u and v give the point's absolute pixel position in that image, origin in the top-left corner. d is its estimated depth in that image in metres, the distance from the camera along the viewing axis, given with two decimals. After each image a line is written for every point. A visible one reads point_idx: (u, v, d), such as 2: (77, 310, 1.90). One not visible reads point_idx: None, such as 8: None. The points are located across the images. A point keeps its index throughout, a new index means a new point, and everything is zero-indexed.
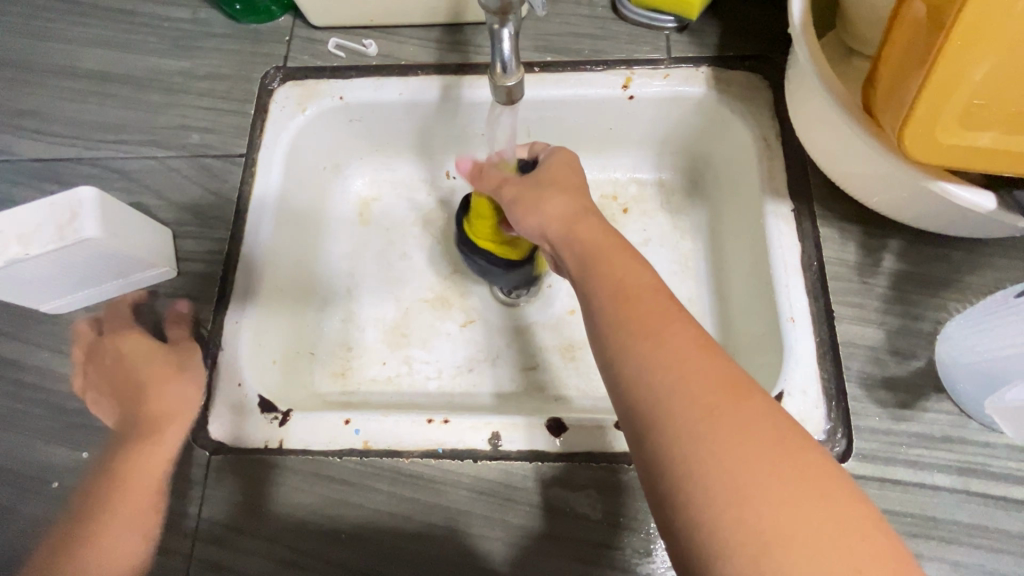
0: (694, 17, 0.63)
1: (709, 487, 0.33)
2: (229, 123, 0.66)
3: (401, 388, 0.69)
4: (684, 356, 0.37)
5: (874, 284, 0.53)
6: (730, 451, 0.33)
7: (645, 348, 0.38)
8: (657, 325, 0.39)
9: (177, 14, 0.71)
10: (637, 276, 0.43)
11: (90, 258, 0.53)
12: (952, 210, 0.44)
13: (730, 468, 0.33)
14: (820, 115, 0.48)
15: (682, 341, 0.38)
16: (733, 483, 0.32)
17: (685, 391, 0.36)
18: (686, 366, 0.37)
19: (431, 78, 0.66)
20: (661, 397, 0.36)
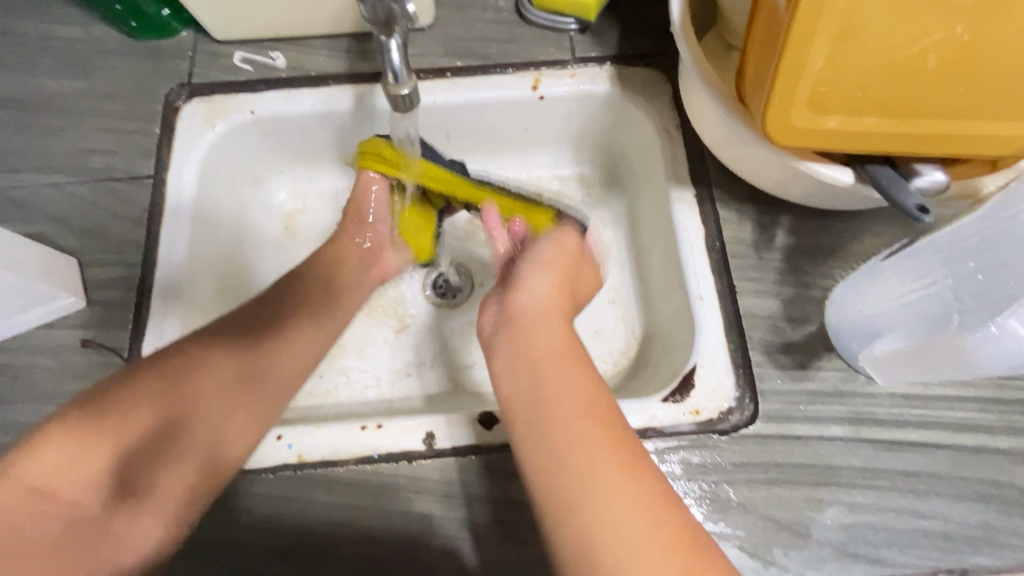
0: (593, 18, 0.66)
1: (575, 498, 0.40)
2: (133, 144, 0.64)
3: (340, 399, 0.69)
4: (558, 367, 0.46)
5: (770, 259, 0.57)
6: (576, 452, 0.41)
7: (536, 381, 0.45)
8: (533, 337, 0.49)
9: (66, 33, 0.68)
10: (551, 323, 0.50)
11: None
12: (824, 186, 0.48)
13: (585, 480, 0.40)
14: (707, 107, 0.52)
15: (552, 350, 0.47)
16: (592, 500, 0.39)
17: (555, 398, 0.44)
18: (565, 400, 0.44)
19: (343, 87, 0.66)
20: (539, 412, 0.44)
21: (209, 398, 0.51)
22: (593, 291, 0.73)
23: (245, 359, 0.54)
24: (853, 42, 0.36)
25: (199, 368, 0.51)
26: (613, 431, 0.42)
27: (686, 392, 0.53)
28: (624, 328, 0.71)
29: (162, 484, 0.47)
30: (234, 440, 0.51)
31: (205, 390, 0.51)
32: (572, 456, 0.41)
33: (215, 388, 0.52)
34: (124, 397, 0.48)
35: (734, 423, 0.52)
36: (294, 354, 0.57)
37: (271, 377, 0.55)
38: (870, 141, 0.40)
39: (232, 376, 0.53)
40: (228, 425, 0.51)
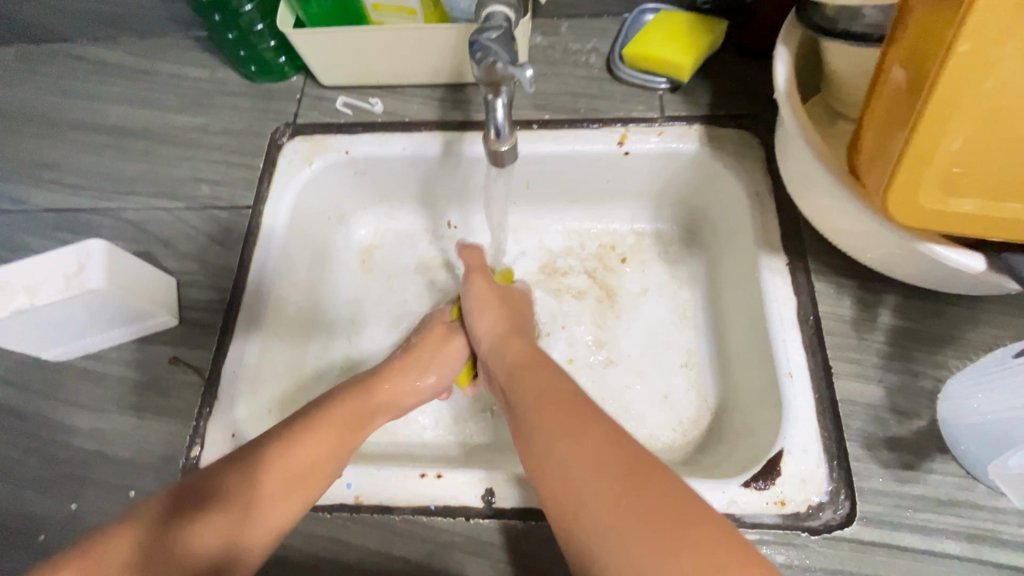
0: (686, 79, 0.66)
1: (582, 536, 0.38)
2: (239, 176, 0.68)
3: (397, 438, 0.69)
4: (590, 439, 0.41)
5: (871, 340, 0.53)
6: (617, 528, 0.36)
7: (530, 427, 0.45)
8: (554, 409, 0.45)
9: (194, 75, 0.75)
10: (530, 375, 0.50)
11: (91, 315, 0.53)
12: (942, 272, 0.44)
13: (592, 512, 0.38)
14: (809, 176, 0.50)
15: (565, 419, 0.43)
16: (591, 526, 0.38)
17: (583, 472, 0.39)
18: (563, 438, 0.42)
19: (434, 134, 0.69)
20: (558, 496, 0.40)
21: (275, 478, 0.44)
22: (665, 352, 0.71)
23: (310, 435, 0.47)
24: (999, 126, 0.33)
25: (283, 445, 0.46)
26: (654, 492, 0.37)
27: (771, 479, 0.48)
28: (696, 395, 0.68)
29: (223, 536, 0.41)
30: (295, 502, 0.45)
31: (273, 470, 0.45)
32: (575, 489, 0.39)
33: (287, 461, 0.45)
34: (194, 495, 0.42)
35: (827, 521, 0.46)
36: (341, 433, 0.49)
37: (320, 447, 0.47)
38: (1013, 228, 0.37)
39: (328, 440, 0.48)
40: (269, 479, 0.44)
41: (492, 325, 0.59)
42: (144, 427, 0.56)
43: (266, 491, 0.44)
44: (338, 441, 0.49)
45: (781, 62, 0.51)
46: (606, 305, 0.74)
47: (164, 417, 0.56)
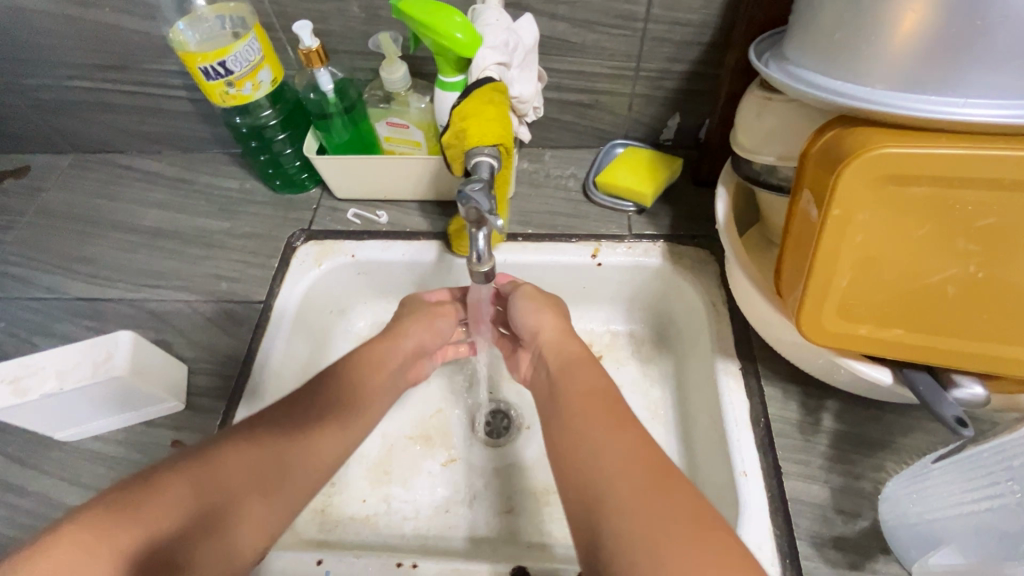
0: (649, 204, 0.76)
1: (628, 546, 0.38)
2: (255, 274, 0.77)
3: (378, 528, 0.71)
4: (637, 460, 0.44)
5: (816, 442, 0.58)
6: (663, 535, 0.38)
7: (576, 426, 0.49)
8: (590, 402, 0.51)
9: (226, 185, 0.87)
10: (567, 352, 0.58)
11: (107, 401, 0.58)
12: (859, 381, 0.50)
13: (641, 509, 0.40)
14: (748, 294, 0.58)
15: (634, 435, 0.47)
16: (624, 510, 0.40)
17: (619, 476, 0.43)
18: (595, 430, 0.48)
19: (431, 242, 0.78)
20: (592, 487, 0.43)
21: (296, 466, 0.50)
22: None
23: (280, 463, 0.50)
24: (873, 268, 0.42)
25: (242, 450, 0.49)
26: (685, 500, 0.41)
27: None
28: None
29: (242, 492, 0.47)
30: (274, 512, 0.48)
31: (232, 464, 0.48)
32: (618, 491, 0.42)
33: (259, 476, 0.48)
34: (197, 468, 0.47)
35: None
36: (308, 439, 0.52)
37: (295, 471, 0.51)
38: (906, 349, 0.44)
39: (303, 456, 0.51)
40: (316, 449, 0.52)
41: (554, 323, 0.61)
42: None
43: (318, 460, 0.52)
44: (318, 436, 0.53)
45: (722, 200, 0.61)
46: None
47: None
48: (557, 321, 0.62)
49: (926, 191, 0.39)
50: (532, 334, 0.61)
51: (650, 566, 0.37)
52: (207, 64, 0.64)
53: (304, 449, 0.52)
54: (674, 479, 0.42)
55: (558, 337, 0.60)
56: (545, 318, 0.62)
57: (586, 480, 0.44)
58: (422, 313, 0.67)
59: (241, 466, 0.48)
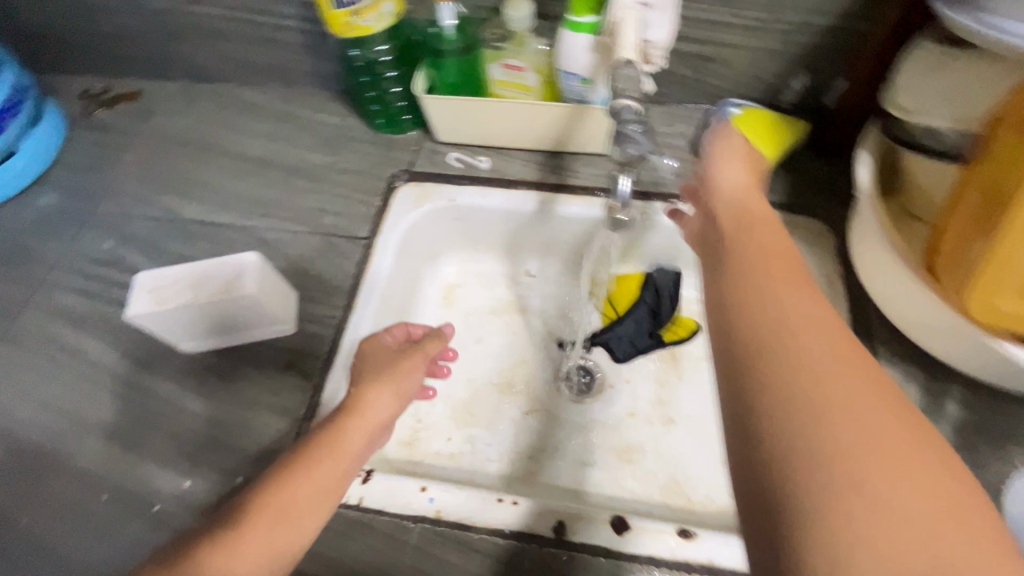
0: (766, 168, 0.72)
1: (823, 494, 0.28)
2: (358, 211, 0.78)
3: (462, 466, 0.74)
4: (870, 433, 0.29)
5: (938, 428, 0.55)
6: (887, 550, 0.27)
7: (762, 361, 0.34)
8: (779, 330, 0.35)
9: (328, 121, 0.87)
10: (782, 272, 0.39)
11: (232, 316, 0.61)
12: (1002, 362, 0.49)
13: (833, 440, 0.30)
14: (882, 268, 0.55)
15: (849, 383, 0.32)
16: (842, 502, 0.28)
17: (840, 442, 0.29)
18: (795, 339, 0.34)
19: (531, 192, 0.77)
20: (794, 461, 0.30)
21: (270, 531, 0.45)
22: None
23: (296, 476, 0.48)
24: None
25: (273, 481, 0.47)
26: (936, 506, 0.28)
27: None
28: None
29: None
30: (268, 538, 0.44)
31: (264, 504, 0.46)
32: (809, 402, 0.31)
33: (275, 509, 0.46)
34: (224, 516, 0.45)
35: None
36: (297, 494, 0.47)
37: (317, 474, 0.49)
38: None
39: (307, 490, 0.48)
40: (276, 532, 0.45)
41: (740, 177, 0.55)
42: (257, 421, 0.62)
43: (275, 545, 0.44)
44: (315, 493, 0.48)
45: (863, 167, 0.57)
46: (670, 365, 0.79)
47: (275, 415, 0.63)
48: (759, 225, 0.46)
49: None
50: (714, 191, 0.53)
51: (848, 534, 0.27)
52: None
53: (331, 441, 0.51)
54: (911, 455, 0.30)
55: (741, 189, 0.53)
56: (726, 168, 0.56)
57: (774, 449, 0.31)
58: (388, 368, 0.58)
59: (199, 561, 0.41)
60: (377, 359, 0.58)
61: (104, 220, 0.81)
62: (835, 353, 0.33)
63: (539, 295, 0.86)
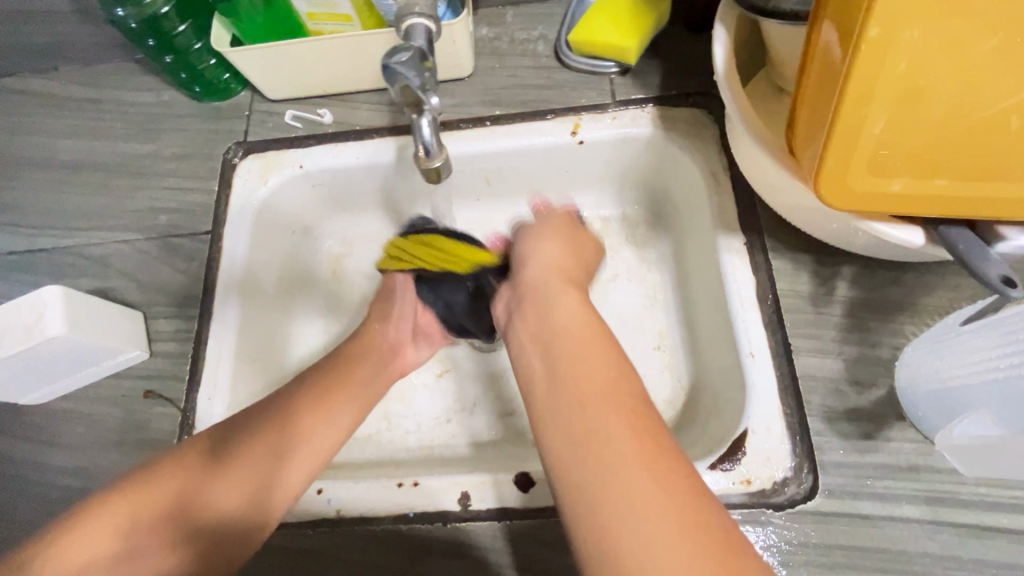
0: (633, 62, 0.64)
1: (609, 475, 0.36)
2: (196, 202, 0.68)
3: (382, 445, 0.71)
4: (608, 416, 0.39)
5: (829, 314, 0.53)
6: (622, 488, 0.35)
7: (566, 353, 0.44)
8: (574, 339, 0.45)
9: (140, 100, 0.74)
10: (566, 301, 0.48)
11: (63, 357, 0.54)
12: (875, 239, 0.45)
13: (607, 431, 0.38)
14: (752, 156, 0.49)
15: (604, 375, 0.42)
16: (607, 473, 0.36)
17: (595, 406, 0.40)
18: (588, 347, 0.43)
19: (387, 139, 0.68)
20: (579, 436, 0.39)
21: (311, 433, 0.51)
22: (638, 336, 0.72)
23: (337, 392, 0.54)
24: (917, 104, 0.33)
25: (286, 424, 0.51)
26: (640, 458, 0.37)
27: (735, 460, 0.50)
28: (671, 376, 0.69)
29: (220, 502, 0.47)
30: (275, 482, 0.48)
31: (293, 433, 0.50)
32: (594, 394, 0.40)
33: (294, 440, 0.50)
34: (230, 441, 0.49)
35: (791, 496, 0.48)
36: (335, 409, 0.53)
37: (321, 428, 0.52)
38: (941, 202, 0.38)
39: (312, 423, 0.52)
40: (307, 428, 0.51)
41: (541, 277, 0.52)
42: (127, 462, 0.57)
43: (300, 444, 0.50)
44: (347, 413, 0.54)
45: (719, 43, 0.49)
46: None
47: (147, 451, 0.57)
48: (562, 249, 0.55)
49: None
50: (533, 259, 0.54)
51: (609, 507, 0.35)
52: None
53: (335, 393, 0.54)
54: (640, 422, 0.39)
55: (547, 277, 0.51)
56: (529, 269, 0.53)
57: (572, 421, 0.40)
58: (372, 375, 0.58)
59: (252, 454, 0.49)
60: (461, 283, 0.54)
61: None
62: (630, 422, 0.39)
63: None
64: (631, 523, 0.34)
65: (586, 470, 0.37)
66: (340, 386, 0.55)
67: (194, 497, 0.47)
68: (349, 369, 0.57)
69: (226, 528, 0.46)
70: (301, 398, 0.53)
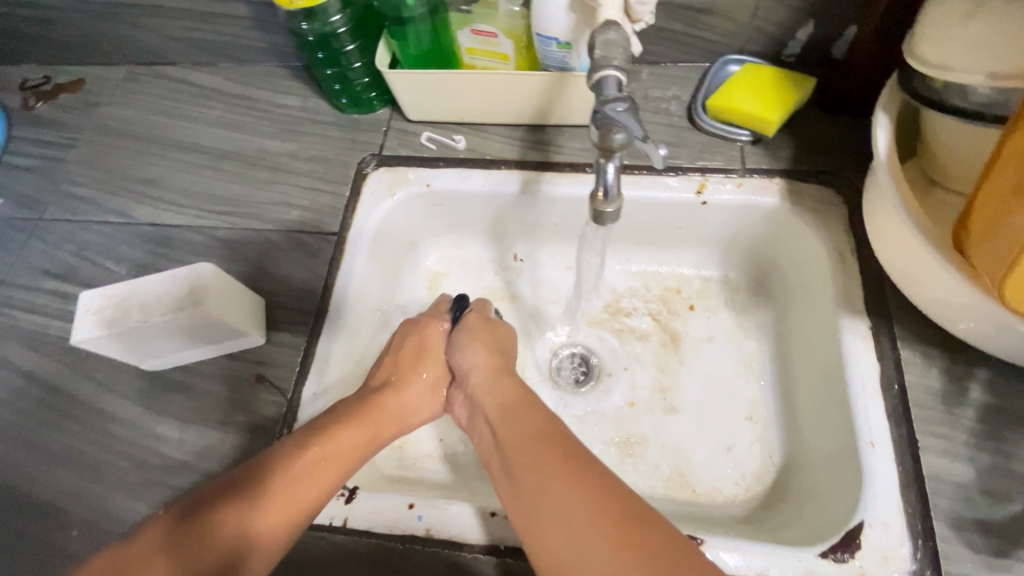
0: (770, 134, 0.66)
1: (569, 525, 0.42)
2: (326, 203, 0.71)
3: (455, 467, 0.70)
4: (562, 487, 0.44)
5: (961, 415, 0.51)
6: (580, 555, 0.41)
7: (518, 459, 0.49)
8: (513, 432, 0.52)
9: (287, 102, 0.79)
10: (497, 393, 0.57)
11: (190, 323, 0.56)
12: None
13: (547, 479, 0.45)
14: (903, 244, 0.49)
15: (549, 456, 0.47)
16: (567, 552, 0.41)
17: (553, 489, 0.45)
18: (524, 414, 0.53)
19: (513, 172, 0.71)
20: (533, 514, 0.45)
21: (321, 450, 0.51)
22: (729, 402, 0.70)
23: (351, 422, 0.55)
24: None
25: (294, 456, 0.50)
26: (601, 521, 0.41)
27: (850, 552, 0.47)
28: (761, 450, 0.67)
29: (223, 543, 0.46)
30: (295, 497, 0.49)
31: (306, 459, 0.51)
32: (545, 454, 0.48)
33: (296, 462, 0.50)
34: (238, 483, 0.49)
35: None
36: (360, 427, 0.55)
37: (342, 450, 0.53)
38: None
39: (333, 450, 0.52)
40: (322, 449, 0.52)
41: (483, 360, 0.61)
42: (229, 441, 0.58)
43: (317, 462, 0.51)
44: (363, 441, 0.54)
45: (882, 131, 0.51)
46: (670, 350, 0.74)
47: (248, 434, 0.58)
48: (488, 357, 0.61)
49: None
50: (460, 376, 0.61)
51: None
52: None
53: (368, 419, 0.56)
54: (580, 483, 0.44)
55: (488, 373, 0.59)
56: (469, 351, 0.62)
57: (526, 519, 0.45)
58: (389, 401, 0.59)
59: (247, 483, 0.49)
60: (410, 359, 0.64)
61: (54, 227, 0.75)
62: (571, 479, 0.45)
63: (528, 281, 0.80)
64: (576, 552, 0.41)
65: (546, 531, 0.43)
66: (355, 420, 0.55)
67: (227, 513, 0.47)
68: (357, 403, 0.57)
69: (250, 552, 0.46)
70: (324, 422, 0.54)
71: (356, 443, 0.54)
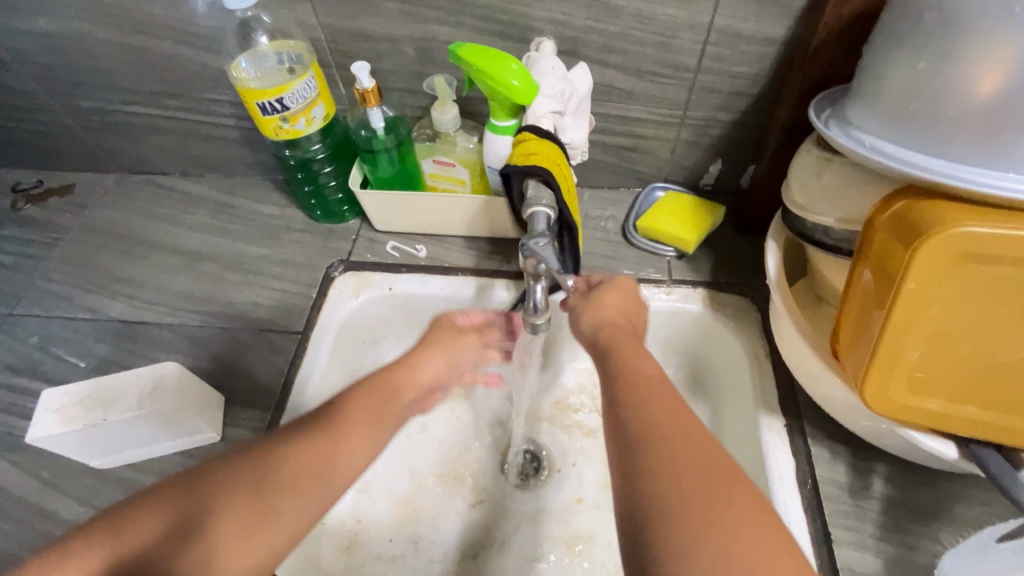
0: (691, 250, 0.76)
1: (653, 514, 0.37)
2: (294, 304, 0.77)
3: (405, 568, 0.71)
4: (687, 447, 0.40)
5: (867, 508, 0.56)
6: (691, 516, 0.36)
7: (621, 419, 0.43)
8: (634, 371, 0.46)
9: (267, 212, 0.87)
10: (614, 306, 0.53)
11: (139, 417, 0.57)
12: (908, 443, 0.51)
13: (665, 485, 0.38)
14: (795, 350, 0.57)
15: (666, 401, 0.43)
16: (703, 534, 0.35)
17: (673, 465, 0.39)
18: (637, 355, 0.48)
19: (469, 278, 0.78)
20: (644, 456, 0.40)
21: (238, 485, 0.45)
22: None
23: (317, 433, 0.49)
24: (944, 340, 0.43)
25: (199, 478, 0.45)
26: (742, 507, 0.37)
27: None
28: None
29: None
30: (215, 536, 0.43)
31: (221, 481, 0.45)
32: (657, 453, 0.40)
33: (204, 485, 0.45)
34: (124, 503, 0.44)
35: None
36: (262, 468, 0.46)
37: (293, 469, 0.47)
38: (973, 426, 0.44)
39: (233, 481, 0.45)
40: (226, 526, 0.43)
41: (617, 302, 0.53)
42: None
43: (235, 493, 0.45)
44: (317, 452, 0.48)
45: (772, 255, 0.60)
46: None
47: None
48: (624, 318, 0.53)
49: (1006, 271, 0.39)
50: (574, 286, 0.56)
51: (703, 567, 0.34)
52: (265, 100, 0.64)
53: (315, 452, 0.48)
54: (704, 473, 0.38)
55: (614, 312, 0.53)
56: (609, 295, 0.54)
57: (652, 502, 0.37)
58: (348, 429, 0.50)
59: (152, 510, 0.43)
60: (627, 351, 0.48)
61: (23, 322, 0.78)
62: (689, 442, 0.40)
63: None
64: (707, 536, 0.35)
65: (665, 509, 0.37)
66: (261, 454, 0.47)
67: (173, 545, 0.41)
68: (292, 441, 0.48)
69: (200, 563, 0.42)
70: (235, 451, 0.47)
71: (298, 479, 0.46)
